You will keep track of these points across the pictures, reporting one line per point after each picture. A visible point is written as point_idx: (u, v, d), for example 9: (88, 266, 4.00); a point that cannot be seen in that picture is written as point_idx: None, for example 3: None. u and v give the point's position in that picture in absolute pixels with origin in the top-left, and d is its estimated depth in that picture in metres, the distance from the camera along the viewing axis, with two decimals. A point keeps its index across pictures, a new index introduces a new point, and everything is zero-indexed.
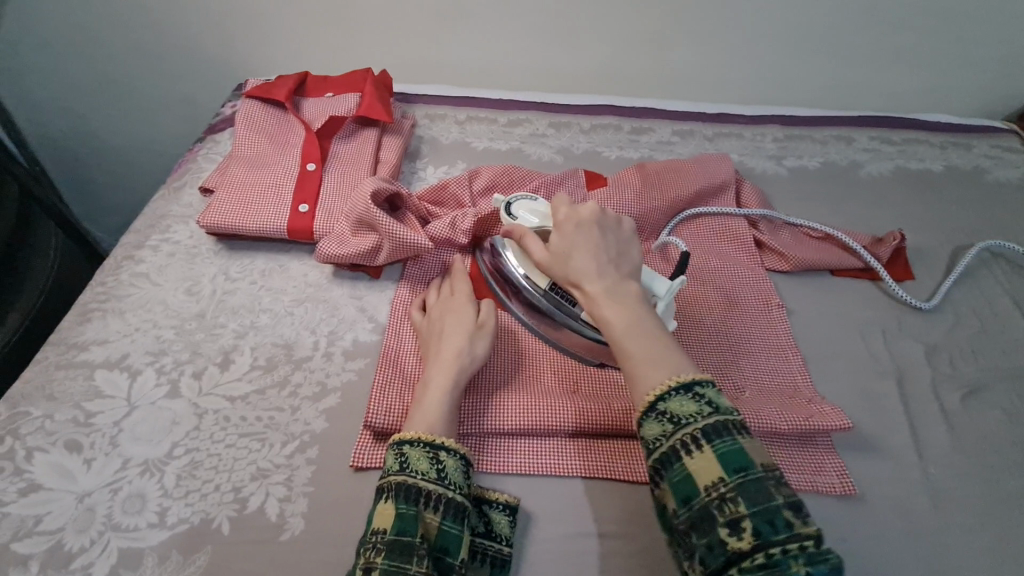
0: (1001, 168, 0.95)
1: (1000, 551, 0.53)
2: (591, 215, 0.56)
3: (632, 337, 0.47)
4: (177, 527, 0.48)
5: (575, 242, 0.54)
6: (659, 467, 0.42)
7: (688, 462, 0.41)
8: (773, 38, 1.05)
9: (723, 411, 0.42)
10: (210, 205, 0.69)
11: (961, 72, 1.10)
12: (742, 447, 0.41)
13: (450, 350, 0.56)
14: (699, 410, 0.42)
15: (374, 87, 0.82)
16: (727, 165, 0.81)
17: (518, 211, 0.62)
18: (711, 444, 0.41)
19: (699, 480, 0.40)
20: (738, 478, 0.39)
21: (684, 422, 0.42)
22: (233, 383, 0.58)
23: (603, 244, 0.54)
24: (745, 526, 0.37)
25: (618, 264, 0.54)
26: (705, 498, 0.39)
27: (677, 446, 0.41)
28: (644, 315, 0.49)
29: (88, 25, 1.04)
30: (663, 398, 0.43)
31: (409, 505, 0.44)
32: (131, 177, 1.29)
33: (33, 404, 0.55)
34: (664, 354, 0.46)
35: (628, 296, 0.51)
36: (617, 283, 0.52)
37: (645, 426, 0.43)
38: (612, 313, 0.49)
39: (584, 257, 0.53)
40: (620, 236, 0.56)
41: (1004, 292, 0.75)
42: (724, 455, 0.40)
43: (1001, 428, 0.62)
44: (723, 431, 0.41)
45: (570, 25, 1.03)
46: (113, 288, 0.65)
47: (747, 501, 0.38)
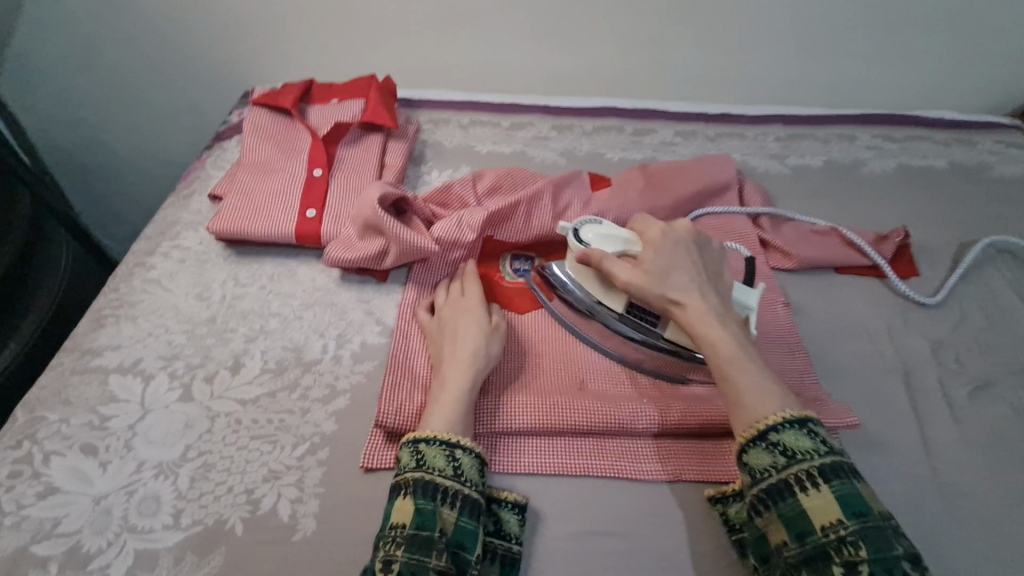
0: (1005, 163, 0.95)
1: (1008, 546, 0.53)
2: (683, 236, 0.59)
3: (733, 357, 0.50)
4: (192, 528, 0.49)
5: (671, 262, 0.57)
6: (771, 498, 0.44)
7: (803, 498, 0.43)
8: (773, 39, 1.06)
9: (838, 453, 0.44)
10: (219, 211, 0.71)
11: (964, 67, 1.10)
12: (861, 491, 0.42)
13: (469, 348, 0.57)
14: (815, 447, 0.44)
15: (379, 93, 0.83)
16: (730, 165, 0.82)
17: (587, 236, 0.61)
18: (829, 484, 0.43)
19: (813, 518, 0.42)
20: (857, 522, 0.41)
21: (799, 458, 0.44)
22: (244, 386, 0.59)
23: (697, 265, 0.58)
24: (865, 569, 0.39)
25: (710, 287, 0.57)
26: (822, 537, 0.41)
27: (790, 481, 0.44)
28: (740, 336, 0.53)
29: (96, 37, 1.06)
30: (776, 429, 0.45)
31: (428, 501, 0.45)
32: (140, 185, 1.31)
33: (49, 409, 0.56)
34: (765, 375, 0.49)
35: (726, 318, 0.54)
36: (714, 306, 0.55)
37: (754, 454, 0.46)
38: (715, 332, 0.52)
39: (681, 278, 0.56)
40: (708, 258, 0.59)
41: (1010, 287, 0.75)
42: (843, 497, 0.42)
43: (1009, 423, 0.62)
44: (841, 473, 0.43)
45: (570, 27, 1.04)
46: (125, 295, 0.66)
47: (868, 547, 0.40)
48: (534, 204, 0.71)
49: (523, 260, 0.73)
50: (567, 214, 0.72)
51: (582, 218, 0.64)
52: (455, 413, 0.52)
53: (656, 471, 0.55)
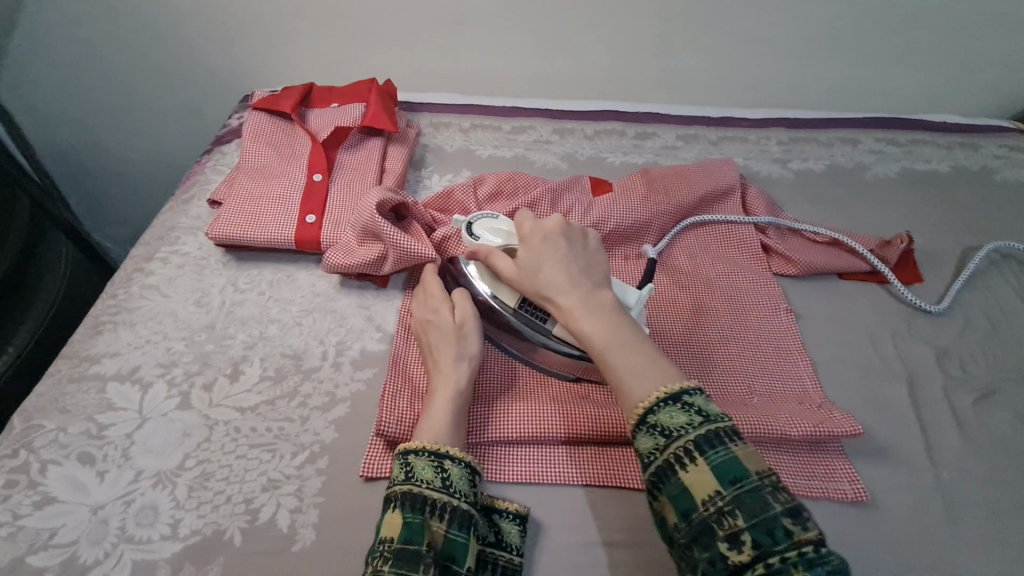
0: (1009, 168, 0.94)
1: (1014, 557, 0.52)
2: (555, 226, 0.55)
3: (610, 348, 0.47)
4: (189, 538, 0.48)
5: (541, 254, 0.53)
6: (657, 482, 0.41)
7: (684, 475, 0.40)
8: (775, 43, 1.05)
9: (714, 419, 0.42)
10: (218, 217, 0.70)
11: (967, 71, 1.10)
12: (738, 455, 0.40)
13: (450, 356, 0.57)
14: (690, 421, 0.42)
15: (379, 97, 0.82)
16: (733, 170, 0.81)
17: (479, 231, 0.61)
18: (705, 455, 0.40)
19: (695, 493, 0.39)
20: (735, 490, 0.39)
21: (676, 435, 0.41)
22: (244, 394, 0.58)
23: (569, 253, 0.53)
24: (746, 537, 0.37)
25: (588, 273, 0.52)
26: (704, 512, 0.39)
27: (671, 460, 0.41)
28: (618, 322, 0.49)
29: (95, 40, 1.05)
30: (653, 411, 0.42)
31: (416, 513, 0.45)
32: (139, 187, 1.30)
33: (46, 417, 0.55)
34: (646, 363, 0.45)
35: (601, 304, 0.50)
36: (589, 293, 0.51)
37: (638, 440, 0.43)
38: (587, 325, 0.48)
39: (552, 270, 0.52)
40: (583, 245, 0.55)
41: (1014, 293, 0.74)
42: (719, 466, 0.40)
43: (1014, 432, 0.61)
44: (716, 440, 0.41)
45: (572, 30, 1.03)
46: (123, 301, 0.66)
47: (745, 513, 0.38)
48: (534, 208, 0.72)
49: None
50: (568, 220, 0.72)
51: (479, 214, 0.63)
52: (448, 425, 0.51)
53: None
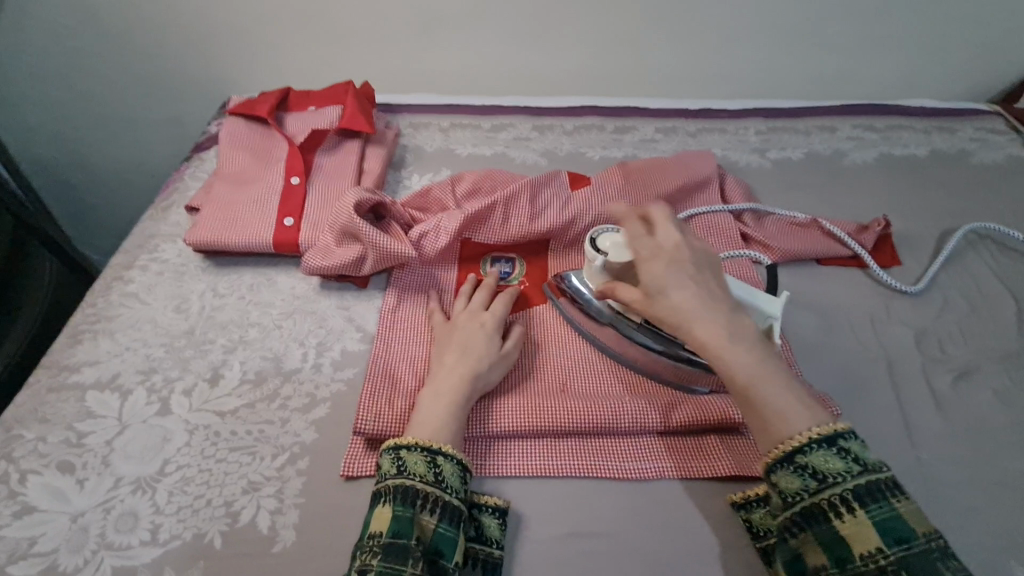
0: (986, 150, 0.95)
1: (992, 533, 0.53)
2: (677, 251, 0.52)
3: (759, 383, 0.45)
4: (169, 543, 0.48)
5: (670, 281, 0.50)
6: (802, 523, 0.42)
7: (839, 524, 0.40)
8: (751, 34, 1.06)
9: (872, 469, 0.41)
10: (196, 222, 0.70)
11: (943, 55, 1.10)
12: (900, 513, 0.40)
13: (477, 363, 0.57)
14: (847, 467, 0.41)
15: (356, 99, 0.82)
16: (710, 161, 0.82)
17: (604, 244, 0.61)
18: (865, 509, 0.40)
19: (851, 544, 0.40)
20: (900, 550, 0.38)
21: (830, 481, 0.41)
22: (224, 398, 0.58)
23: (700, 281, 0.50)
24: None
25: (722, 301, 0.50)
26: (861, 566, 0.39)
27: (825, 506, 0.41)
28: (764, 355, 0.47)
29: (73, 51, 1.05)
30: (804, 452, 0.42)
31: (407, 508, 0.45)
32: (123, 198, 1.30)
33: (25, 427, 0.55)
34: (798, 399, 0.44)
35: (744, 334, 0.47)
36: (731, 323, 0.48)
37: (783, 478, 0.43)
38: (735, 357, 0.46)
39: (687, 299, 0.49)
40: (705, 266, 0.52)
41: (991, 273, 0.75)
42: (881, 522, 0.39)
43: (991, 409, 0.62)
44: (878, 495, 0.40)
45: (548, 28, 1.04)
46: (103, 310, 0.66)
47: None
48: (511, 204, 0.71)
49: (503, 262, 0.72)
50: (545, 215, 0.72)
51: (599, 227, 0.64)
52: (442, 422, 0.51)
53: (640, 470, 0.55)
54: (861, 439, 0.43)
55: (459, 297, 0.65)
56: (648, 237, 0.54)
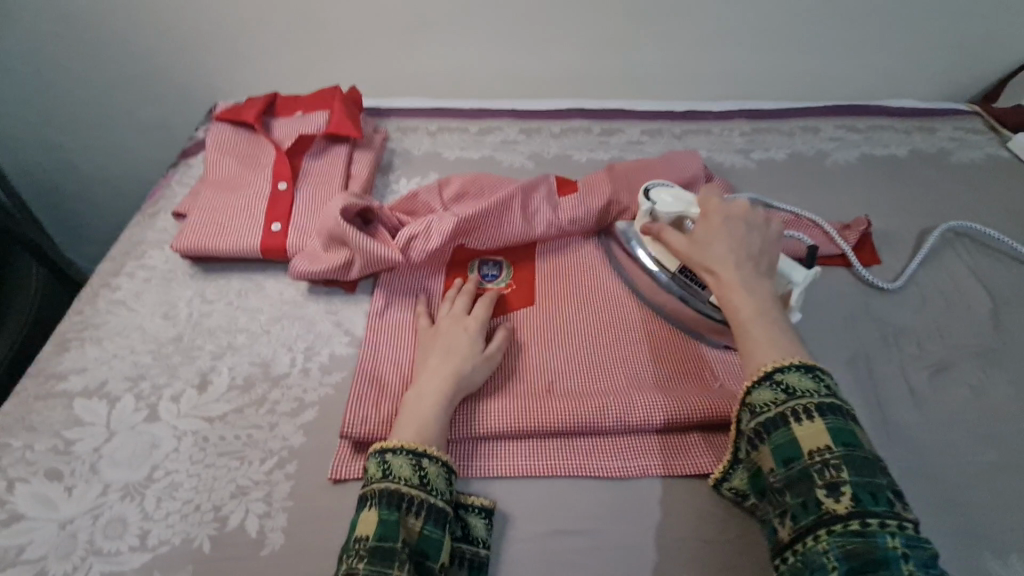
0: (965, 150, 0.97)
1: (966, 525, 0.54)
2: (743, 213, 0.60)
3: (755, 319, 0.51)
4: (158, 548, 0.49)
5: (721, 232, 0.58)
6: (761, 429, 0.46)
7: (796, 428, 0.45)
8: (736, 37, 1.07)
9: (835, 392, 0.46)
10: (182, 229, 0.71)
11: (923, 56, 1.12)
12: (851, 426, 0.45)
13: (460, 366, 0.57)
14: (816, 386, 0.46)
15: (343, 104, 0.83)
16: (695, 162, 0.83)
17: (657, 196, 0.67)
18: (824, 418, 0.45)
19: (803, 445, 0.44)
20: (845, 450, 0.43)
21: (798, 394, 0.46)
22: (211, 403, 0.59)
23: (746, 241, 0.57)
24: (846, 490, 0.42)
25: (755, 259, 0.56)
26: (807, 462, 0.44)
27: (786, 414, 0.46)
28: (771, 307, 0.53)
29: (58, 56, 1.05)
30: (782, 370, 0.47)
31: (392, 511, 0.46)
32: (111, 204, 1.30)
33: (12, 436, 0.55)
34: (784, 342, 0.49)
35: (757, 288, 0.54)
36: (751, 276, 0.55)
37: (757, 391, 0.47)
38: (740, 296, 0.53)
39: (724, 246, 0.56)
40: (765, 236, 0.59)
41: (969, 270, 0.76)
42: (835, 429, 0.44)
43: (967, 404, 0.63)
44: (837, 410, 0.45)
45: (534, 32, 1.05)
46: (90, 317, 0.66)
47: (852, 472, 0.42)
48: (499, 208, 0.72)
49: (491, 265, 0.73)
50: (531, 219, 0.73)
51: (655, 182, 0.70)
52: (426, 425, 0.52)
53: (624, 469, 0.56)
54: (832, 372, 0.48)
55: (446, 300, 0.66)
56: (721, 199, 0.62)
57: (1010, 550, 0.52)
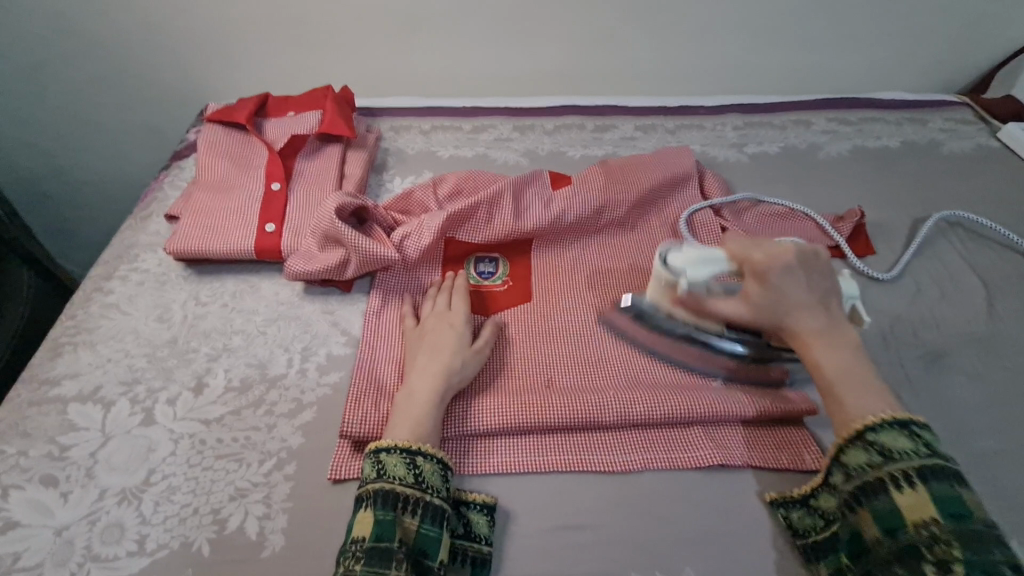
0: (955, 140, 0.97)
1: None
2: (791, 256, 0.56)
3: (842, 380, 0.50)
4: (156, 553, 0.48)
5: (779, 287, 0.55)
6: (859, 494, 0.46)
7: (898, 496, 0.44)
8: (727, 33, 1.08)
9: (940, 456, 0.45)
10: (175, 231, 0.70)
11: (911, 49, 1.13)
12: (960, 494, 0.43)
13: (448, 363, 0.57)
14: (915, 448, 0.45)
15: (336, 104, 0.83)
16: (688, 157, 0.83)
17: (677, 262, 0.60)
18: (927, 485, 0.43)
19: (907, 514, 0.43)
20: (954, 523, 0.42)
21: (897, 457, 0.45)
22: (208, 405, 0.58)
23: (809, 286, 0.55)
24: (959, 569, 0.39)
25: (824, 305, 0.55)
26: (914, 534, 0.42)
27: (886, 479, 0.45)
28: (853, 357, 0.52)
29: (46, 60, 1.04)
30: (875, 429, 0.47)
31: (387, 511, 0.45)
32: (102, 209, 1.29)
33: (6, 442, 0.55)
34: (880, 397, 0.49)
35: (838, 341, 0.53)
36: (827, 325, 0.54)
37: (850, 452, 0.48)
38: (826, 356, 0.52)
39: (794, 299, 0.54)
40: (821, 273, 0.56)
41: (962, 259, 0.77)
42: (942, 499, 0.43)
43: (964, 391, 0.63)
44: (942, 476, 0.44)
45: (525, 29, 1.05)
46: (83, 321, 0.65)
47: (963, 547, 0.40)
48: (494, 204, 0.71)
49: (487, 262, 0.72)
50: (527, 216, 0.72)
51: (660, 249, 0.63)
52: (422, 424, 0.52)
53: (624, 463, 0.56)
54: (934, 432, 0.47)
55: (430, 299, 0.66)
56: (762, 246, 0.58)
57: (1009, 534, 0.53)
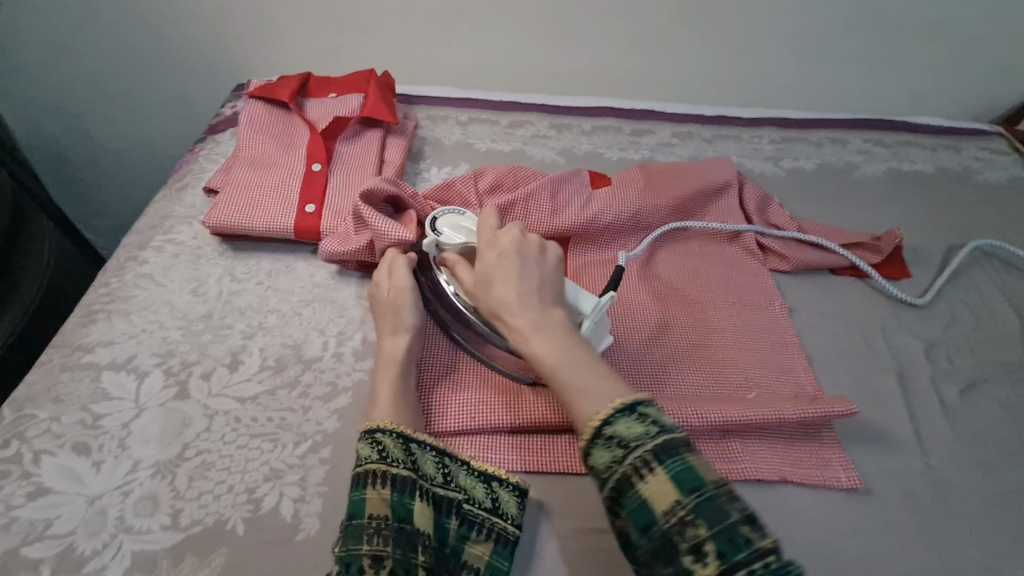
0: (990, 170, 0.98)
1: (1001, 542, 0.54)
2: (504, 248, 0.52)
3: (559, 367, 0.45)
4: (190, 529, 0.48)
5: (492, 276, 0.51)
6: (613, 496, 0.39)
7: (642, 487, 0.38)
8: (767, 47, 1.08)
9: (669, 428, 0.41)
10: (214, 205, 0.69)
11: (949, 75, 1.13)
12: (690, 462, 0.39)
13: (386, 332, 0.59)
14: (647, 430, 0.40)
15: (377, 88, 0.82)
16: (729, 166, 0.82)
17: (442, 226, 0.60)
18: (663, 466, 0.38)
19: (655, 506, 0.37)
20: (694, 498, 0.37)
21: (633, 445, 0.40)
22: (242, 383, 0.57)
23: (522, 273, 0.51)
24: (709, 548, 0.35)
25: (543, 291, 0.50)
26: (665, 525, 0.37)
27: (629, 473, 0.39)
28: (573, 342, 0.47)
29: (80, 24, 1.03)
30: (610, 422, 0.41)
31: (359, 490, 0.45)
32: (125, 177, 1.27)
33: (38, 407, 0.54)
34: (594, 376, 0.44)
35: (555, 327, 0.48)
36: (542, 313, 0.49)
37: (595, 455, 0.41)
38: (538, 346, 0.46)
39: (504, 287, 0.50)
40: (540, 261, 0.52)
41: (996, 289, 0.77)
42: (677, 476, 0.38)
43: (999, 421, 0.63)
44: (674, 450, 0.39)
45: (567, 29, 1.05)
46: (117, 290, 0.64)
47: (708, 523, 0.36)
48: (534, 202, 0.71)
49: None
50: (567, 213, 0.72)
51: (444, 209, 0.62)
52: (395, 389, 0.53)
53: None
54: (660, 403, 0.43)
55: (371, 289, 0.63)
56: (490, 235, 0.55)
57: None
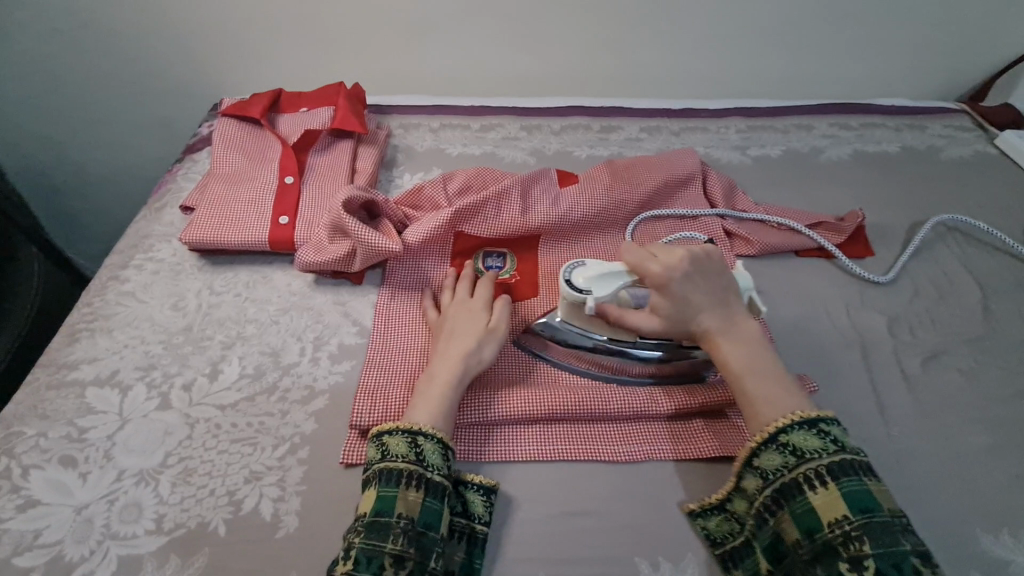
0: (954, 146, 0.99)
1: (961, 505, 0.56)
2: (684, 262, 0.57)
3: (749, 377, 0.52)
4: (173, 532, 0.49)
5: (677, 292, 0.56)
6: (778, 496, 0.47)
7: (813, 496, 0.46)
8: (731, 40, 1.10)
9: (849, 450, 0.47)
10: (191, 222, 0.71)
11: (912, 57, 1.15)
12: (869, 489, 0.45)
13: (456, 333, 0.60)
14: (824, 446, 0.47)
15: (347, 100, 0.84)
16: (693, 157, 0.84)
17: (581, 283, 0.59)
18: (837, 482, 0.45)
19: (822, 514, 0.45)
20: (864, 517, 0.44)
21: (808, 456, 0.47)
22: (222, 392, 0.60)
23: (707, 288, 0.56)
24: (870, 564, 0.42)
25: (725, 303, 0.56)
26: (829, 534, 0.44)
27: (801, 480, 0.46)
28: (760, 354, 0.54)
29: (60, 55, 1.06)
30: (787, 431, 0.48)
31: (391, 487, 0.47)
32: (113, 201, 1.30)
33: (26, 424, 0.56)
34: (783, 389, 0.51)
35: (742, 334, 0.55)
36: (730, 325, 0.55)
37: (765, 455, 0.49)
38: (731, 357, 0.53)
39: (693, 302, 0.55)
40: (717, 273, 0.57)
41: (959, 262, 0.79)
42: (851, 496, 0.45)
43: (960, 388, 0.65)
44: (850, 471, 0.46)
45: (533, 34, 1.07)
46: (99, 309, 0.67)
47: (872, 542, 0.43)
48: (504, 201, 0.72)
49: (495, 256, 0.73)
50: (536, 210, 0.73)
51: (565, 267, 0.61)
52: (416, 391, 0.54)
53: (629, 452, 0.57)
54: (842, 426, 0.49)
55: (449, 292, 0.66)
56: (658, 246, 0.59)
57: (1000, 526, 0.54)
